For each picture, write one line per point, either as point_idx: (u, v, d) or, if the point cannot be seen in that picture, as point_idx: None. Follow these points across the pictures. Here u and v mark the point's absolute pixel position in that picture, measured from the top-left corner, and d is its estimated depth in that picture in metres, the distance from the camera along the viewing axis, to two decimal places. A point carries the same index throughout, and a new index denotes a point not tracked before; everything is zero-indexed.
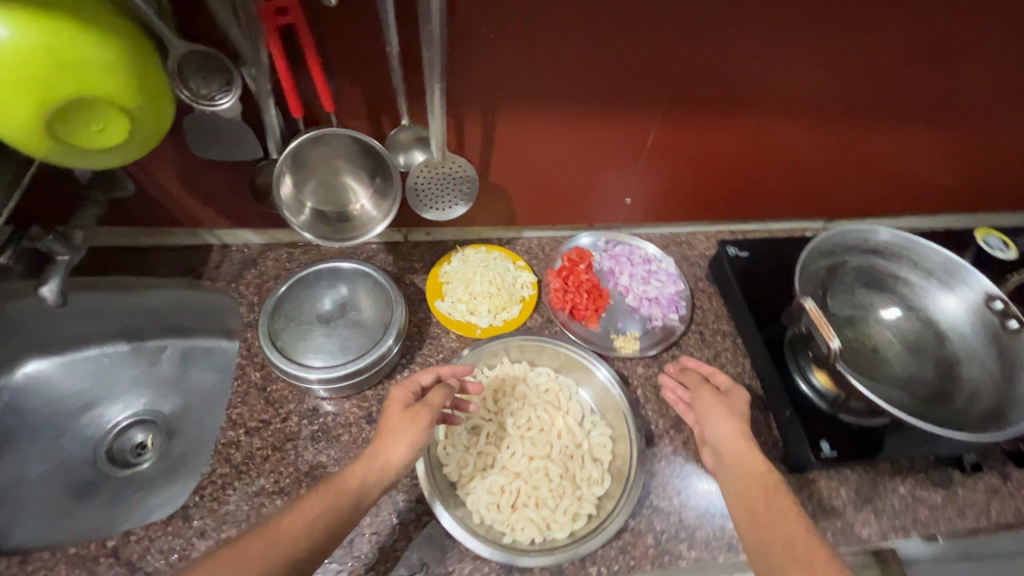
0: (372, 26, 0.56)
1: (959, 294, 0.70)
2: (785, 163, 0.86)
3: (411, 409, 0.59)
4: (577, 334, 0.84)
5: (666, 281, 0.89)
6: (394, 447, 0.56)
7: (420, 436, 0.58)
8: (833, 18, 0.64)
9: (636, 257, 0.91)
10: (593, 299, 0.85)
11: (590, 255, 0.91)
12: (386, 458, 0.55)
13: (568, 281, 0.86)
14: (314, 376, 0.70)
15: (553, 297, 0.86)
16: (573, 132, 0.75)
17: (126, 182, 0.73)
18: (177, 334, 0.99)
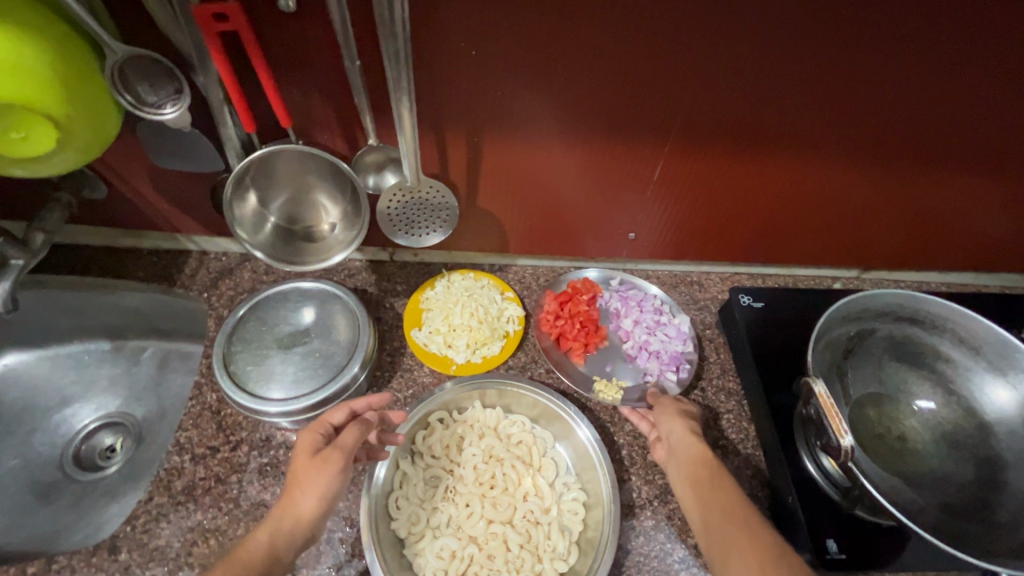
0: (332, 36, 0.49)
1: (1011, 383, 0.59)
2: (813, 205, 0.76)
3: (318, 455, 0.52)
4: (556, 363, 0.76)
5: (673, 336, 0.78)
6: (303, 500, 0.50)
7: (332, 484, 0.52)
8: (876, 47, 0.54)
9: (651, 304, 0.81)
10: (584, 331, 0.77)
11: (597, 290, 0.81)
12: (294, 514, 0.50)
13: (563, 307, 0.79)
14: (268, 408, 0.65)
15: (543, 320, 0.79)
16: (569, 160, 0.67)
17: (97, 184, 0.70)
18: (157, 336, 0.96)
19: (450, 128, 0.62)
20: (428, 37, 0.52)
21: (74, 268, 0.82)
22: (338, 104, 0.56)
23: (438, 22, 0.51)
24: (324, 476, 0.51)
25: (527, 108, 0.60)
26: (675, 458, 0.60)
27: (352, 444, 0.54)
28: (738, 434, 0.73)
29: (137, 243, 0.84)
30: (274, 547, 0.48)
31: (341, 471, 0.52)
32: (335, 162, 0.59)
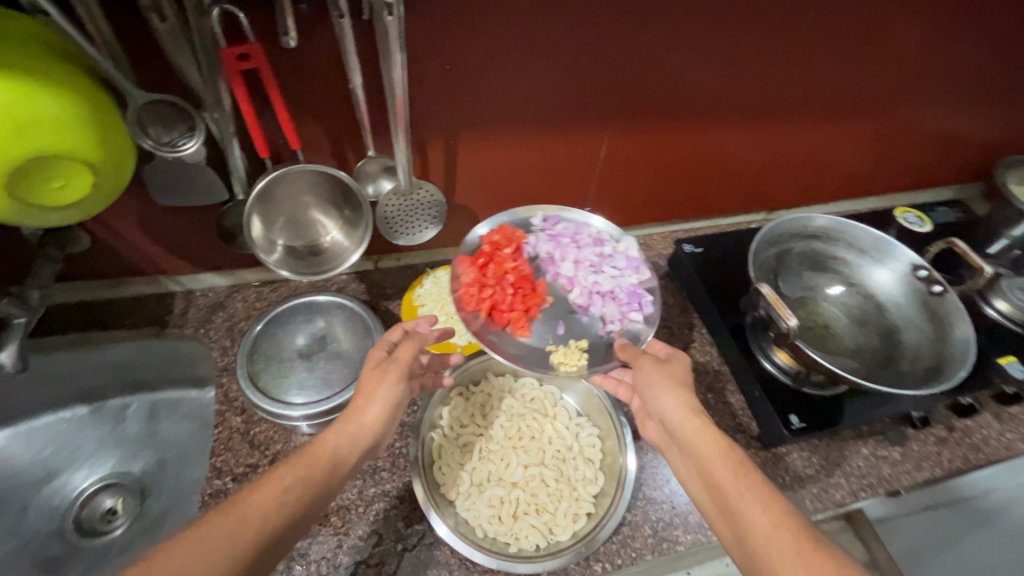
0: (334, 66, 0.58)
1: (889, 267, 0.78)
2: (721, 162, 0.93)
3: (379, 367, 0.61)
4: (500, 341, 0.75)
5: (626, 268, 0.83)
6: (368, 410, 0.59)
7: (392, 392, 0.60)
8: (751, 27, 0.71)
9: (590, 239, 0.84)
10: (519, 297, 0.76)
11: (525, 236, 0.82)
12: (360, 419, 0.59)
13: (488, 275, 0.77)
14: (297, 414, 0.70)
15: (468, 297, 0.76)
16: (530, 150, 0.79)
17: (81, 236, 0.71)
18: (141, 389, 0.94)
19: (431, 136, 0.71)
20: (412, 59, 0.62)
21: (53, 328, 0.81)
22: (336, 126, 0.64)
23: (419, 45, 0.61)
24: (382, 390, 0.60)
25: (495, 110, 0.71)
26: (676, 438, 0.61)
27: (407, 358, 0.62)
28: (704, 357, 0.88)
29: (117, 293, 0.84)
30: (338, 448, 0.56)
31: (398, 381, 0.61)
32: (334, 173, 0.65)
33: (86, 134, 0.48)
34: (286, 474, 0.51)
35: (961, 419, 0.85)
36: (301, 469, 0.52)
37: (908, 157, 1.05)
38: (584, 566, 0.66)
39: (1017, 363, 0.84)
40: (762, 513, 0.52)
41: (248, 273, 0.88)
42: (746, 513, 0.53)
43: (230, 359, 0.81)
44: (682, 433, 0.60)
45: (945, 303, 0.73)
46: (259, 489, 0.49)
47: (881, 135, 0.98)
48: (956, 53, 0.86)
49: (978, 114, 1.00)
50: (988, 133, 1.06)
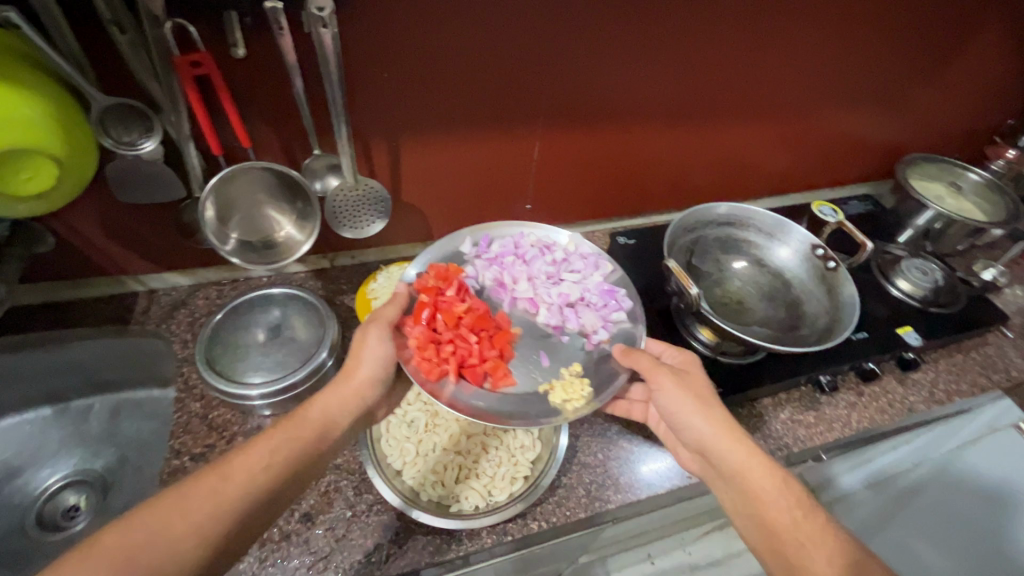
0: (278, 72, 0.65)
1: (792, 247, 0.88)
2: (647, 162, 1.03)
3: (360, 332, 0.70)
4: (486, 397, 0.72)
5: (587, 268, 0.87)
6: (358, 369, 0.68)
7: (375, 351, 0.69)
8: (657, 40, 0.81)
9: (533, 253, 0.87)
10: (488, 343, 0.75)
11: (456, 268, 0.79)
12: (348, 378, 0.67)
13: (442, 330, 0.73)
14: (252, 394, 0.76)
15: (426, 360, 0.70)
16: (469, 152, 0.87)
17: (46, 236, 0.76)
18: (107, 389, 0.92)
19: (373, 138, 0.79)
20: (351, 68, 0.70)
21: (17, 327, 0.85)
22: (284, 128, 0.71)
23: (355, 55, 0.69)
24: (369, 349, 0.69)
25: (431, 114, 0.79)
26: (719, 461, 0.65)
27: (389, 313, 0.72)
28: None
29: (81, 293, 0.89)
30: (325, 411, 0.64)
31: (380, 341, 0.69)
32: (285, 171, 0.72)
33: (54, 135, 0.54)
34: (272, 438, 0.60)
35: (869, 386, 0.94)
36: (289, 433, 0.61)
37: (818, 156, 1.17)
38: (520, 524, 0.73)
39: (912, 332, 0.97)
40: (821, 555, 0.56)
41: (210, 272, 0.94)
42: (807, 552, 0.57)
43: (190, 351, 0.87)
44: (726, 460, 0.64)
45: (838, 276, 0.83)
46: (246, 453, 0.57)
47: (792, 135, 1.10)
48: (844, 62, 0.98)
49: (876, 116, 1.13)
50: (887, 133, 1.18)
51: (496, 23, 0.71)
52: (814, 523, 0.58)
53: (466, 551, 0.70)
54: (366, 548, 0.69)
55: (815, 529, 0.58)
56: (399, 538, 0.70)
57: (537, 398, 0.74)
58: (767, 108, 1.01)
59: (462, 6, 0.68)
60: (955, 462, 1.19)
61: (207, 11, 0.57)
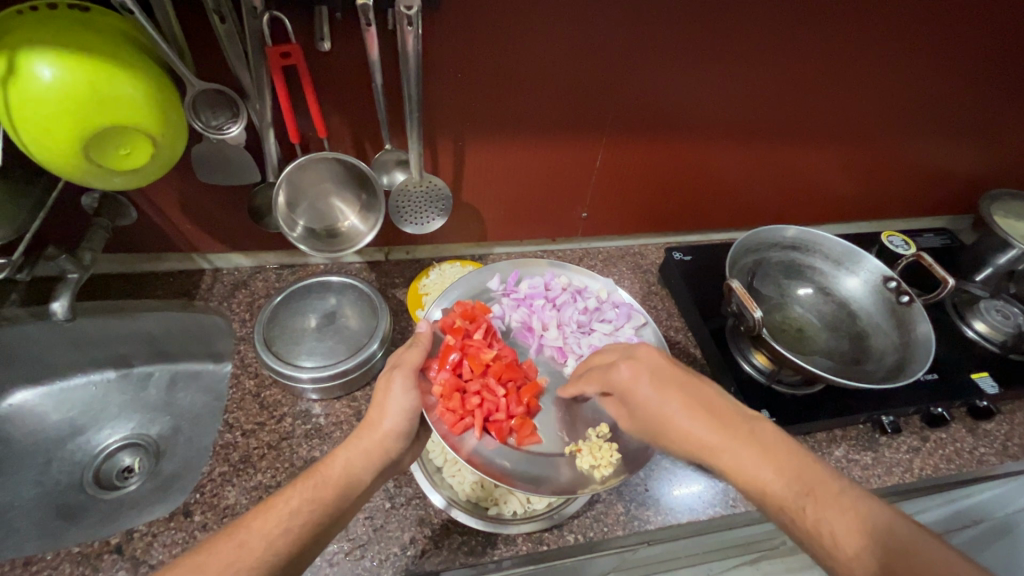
0: (361, 68, 0.67)
1: (861, 277, 0.84)
2: (709, 179, 1.00)
3: (383, 379, 0.67)
4: (510, 455, 0.72)
5: (620, 318, 0.86)
6: (381, 421, 0.64)
7: (400, 401, 0.65)
8: (734, 52, 0.78)
9: (564, 297, 0.87)
10: (516, 398, 0.74)
11: (480, 306, 0.81)
12: (372, 427, 0.64)
13: (468, 377, 0.73)
14: (304, 376, 0.78)
15: (449, 413, 0.70)
16: (531, 156, 0.87)
17: (130, 211, 0.81)
18: (166, 359, 0.96)
19: (441, 136, 0.80)
20: (428, 66, 0.71)
21: (94, 293, 0.90)
22: (359, 122, 0.73)
23: (434, 54, 0.70)
24: (394, 399, 0.65)
25: (499, 116, 0.80)
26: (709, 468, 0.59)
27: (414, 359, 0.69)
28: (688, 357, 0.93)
29: (153, 266, 0.94)
30: (347, 467, 0.61)
31: (404, 391, 0.66)
32: (354, 162, 0.74)
33: (151, 111, 0.57)
34: (293, 499, 0.56)
35: (936, 431, 0.88)
36: (310, 491, 0.57)
37: (892, 185, 1.11)
38: (557, 535, 0.72)
39: (988, 379, 0.91)
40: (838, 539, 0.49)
41: (272, 255, 0.97)
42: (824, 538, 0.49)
43: (248, 330, 0.90)
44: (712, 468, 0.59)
45: (911, 312, 0.78)
46: (262, 514, 0.54)
47: (865, 161, 1.05)
48: (931, 88, 0.93)
49: (960, 146, 1.06)
50: (971, 165, 1.11)
51: (574, 29, 0.71)
52: (817, 505, 0.51)
53: (500, 556, 0.69)
54: (403, 541, 0.69)
55: (819, 511, 0.50)
56: (435, 535, 0.70)
57: (563, 460, 0.73)
58: (842, 130, 0.97)
59: (543, 11, 0.69)
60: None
61: (301, 6, 0.60)
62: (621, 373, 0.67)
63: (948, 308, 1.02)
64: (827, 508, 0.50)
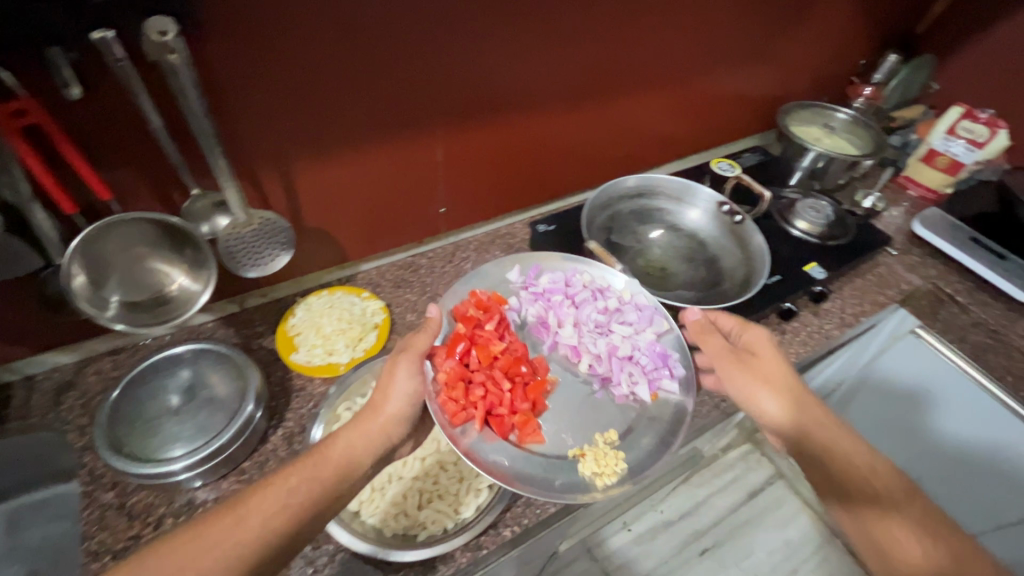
0: (129, 110, 0.58)
1: (700, 207, 0.92)
2: (548, 146, 1.02)
3: (396, 354, 0.68)
4: (510, 453, 0.66)
5: (639, 323, 0.78)
6: (387, 404, 0.65)
7: (404, 383, 0.66)
8: (539, 19, 0.80)
9: (380, 317, 0.88)
10: (520, 395, 0.69)
11: (310, 328, 0.78)
12: (373, 407, 0.65)
13: (312, 405, 0.68)
14: (173, 466, 0.66)
15: (444, 404, 0.65)
16: (365, 164, 0.82)
17: None
18: None
19: (250, 164, 0.72)
20: (219, 95, 0.63)
21: None
22: (139, 171, 0.63)
23: (220, 80, 0.63)
24: (399, 382, 0.66)
25: (319, 130, 0.74)
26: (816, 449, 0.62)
27: (426, 343, 0.68)
28: None
29: None
30: (346, 454, 0.61)
31: (410, 377, 0.66)
32: (166, 219, 0.64)
33: None
34: (292, 478, 0.57)
35: (792, 323, 1.01)
36: (308, 471, 0.58)
37: (708, 117, 1.23)
38: (493, 534, 0.71)
39: (818, 267, 1.05)
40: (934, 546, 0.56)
41: (97, 340, 0.83)
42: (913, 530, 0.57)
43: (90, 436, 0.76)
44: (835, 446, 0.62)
45: (744, 229, 0.87)
46: None
47: (682, 99, 1.14)
48: (714, 26, 1.03)
49: (751, 71, 1.20)
50: (763, 85, 1.26)
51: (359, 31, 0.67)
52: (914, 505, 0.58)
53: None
54: None
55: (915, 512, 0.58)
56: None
57: (566, 465, 0.66)
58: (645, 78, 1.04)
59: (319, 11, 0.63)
60: (883, 380, 1.27)
61: (21, 51, 0.49)
62: (731, 331, 0.73)
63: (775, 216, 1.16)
64: (919, 512, 0.58)
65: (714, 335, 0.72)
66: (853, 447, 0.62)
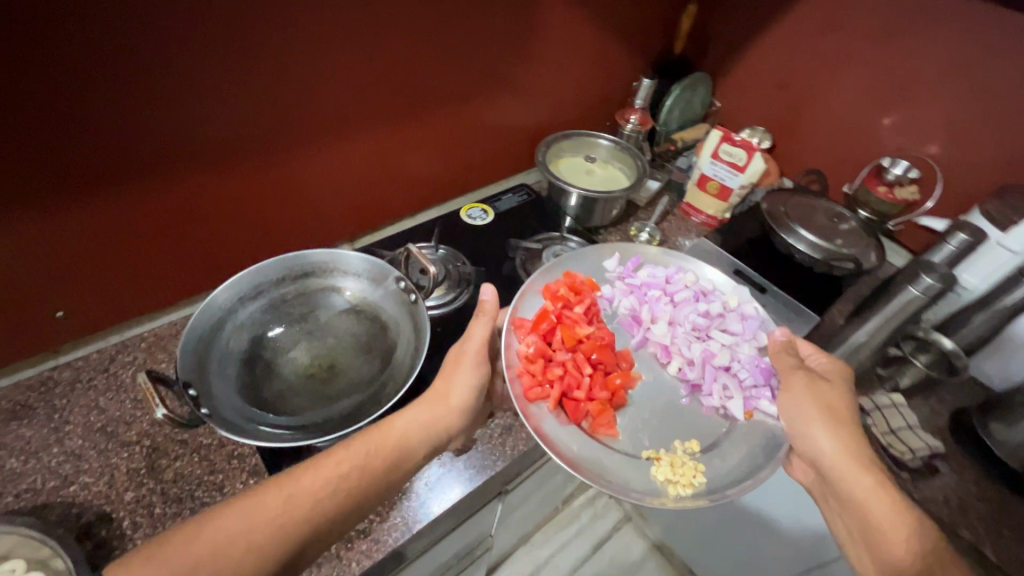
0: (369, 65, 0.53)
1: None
2: (520, 139, 0.95)
3: (813, 377, 0.58)
4: (580, 441, 0.55)
5: (743, 331, 0.66)
6: (813, 429, 0.55)
7: (802, 401, 0.57)
8: None
9: (685, 294, 0.69)
10: (599, 380, 0.59)
11: (590, 282, 0.68)
12: (806, 431, 0.55)
13: (557, 349, 0.60)
14: (512, 367, 0.58)
15: (518, 375, 0.57)
16: (348, 165, 0.75)
17: None
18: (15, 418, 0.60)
19: (247, 180, 0.66)
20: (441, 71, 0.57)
21: None
22: (172, 200, 0.61)
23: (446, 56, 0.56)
24: (808, 414, 0.56)
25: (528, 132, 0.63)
26: None
27: (795, 363, 0.60)
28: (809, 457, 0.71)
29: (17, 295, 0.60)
30: (840, 471, 0.53)
31: (805, 393, 0.57)
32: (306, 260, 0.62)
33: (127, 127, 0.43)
34: (886, 489, 0.51)
35: None
36: (881, 474, 0.52)
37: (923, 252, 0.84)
38: None
39: None
40: None
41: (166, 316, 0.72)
42: None
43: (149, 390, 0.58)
44: None
45: None
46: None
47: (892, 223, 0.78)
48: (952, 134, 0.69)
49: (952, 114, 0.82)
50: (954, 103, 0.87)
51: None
52: None
53: None
54: None
55: None
56: None
57: (640, 464, 0.56)
58: (565, 48, 0.87)
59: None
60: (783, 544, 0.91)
61: None
62: (815, 363, 0.62)
63: (960, 418, 0.70)
64: None
65: (790, 355, 0.61)
66: (912, 529, 0.49)
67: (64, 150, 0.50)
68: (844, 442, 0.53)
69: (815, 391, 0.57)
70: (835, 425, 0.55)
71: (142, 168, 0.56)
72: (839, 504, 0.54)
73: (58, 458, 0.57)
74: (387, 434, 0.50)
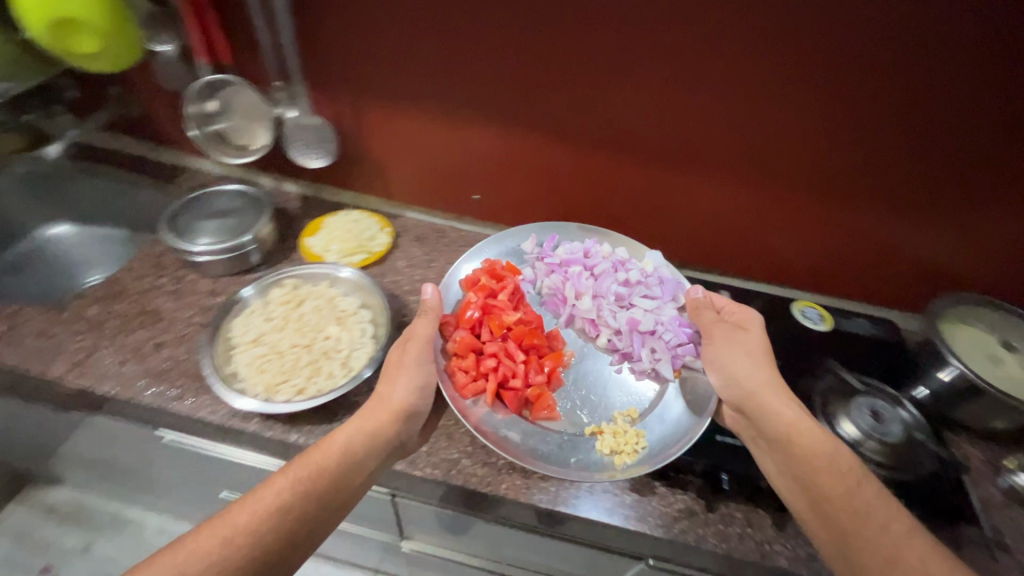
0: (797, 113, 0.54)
1: None
2: (917, 274, 0.78)
3: (727, 325, 0.66)
4: (521, 425, 0.62)
5: (656, 292, 0.74)
6: (755, 377, 0.60)
7: (739, 356, 0.62)
8: None
9: (602, 267, 0.76)
10: (535, 368, 0.65)
11: (510, 268, 0.75)
12: (744, 375, 0.61)
13: (487, 340, 0.66)
14: (443, 366, 0.64)
15: (457, 378, 0.63)
16: (714, 206, 0.78)
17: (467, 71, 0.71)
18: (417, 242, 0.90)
19: (618, 170, 0.78)
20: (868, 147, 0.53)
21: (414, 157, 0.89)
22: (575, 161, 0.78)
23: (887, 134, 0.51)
24: (739, 363, 0.62)
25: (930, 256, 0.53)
26: None
27: (712, 322, 0.67)
28: None
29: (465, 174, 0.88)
30: (783, 419, 0.57)
31: (736, 351, 0.63)
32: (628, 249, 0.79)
33: None
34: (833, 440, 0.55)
35: None
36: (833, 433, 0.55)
37: None
38: None
39: None
40: None
41: None
42: None
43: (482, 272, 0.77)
44: None
45: None
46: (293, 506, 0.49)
47: None
48: None
49: None
50: None
51: (827, 29, 0.58)
52: None
53: None
54: None
55: None
56: None
57: (581, 442, 0.61)
58: None
59: (834, 55, 0.60)
60: None
61: None
62: (729, 316, 0.68)
63: None
64: None
65: (706, 312, 0.68)
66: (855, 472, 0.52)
67: (542, 96, 0.71)
68: (777, 387, 0.59)
69: (735, 344, 0.64)
70: (762, 365, 0.61)
71: (559, 125, 0.74)
72: (768, 444, 0.58)
73: (416, 277, 0.84)
74: (328, 450, 0.53)
